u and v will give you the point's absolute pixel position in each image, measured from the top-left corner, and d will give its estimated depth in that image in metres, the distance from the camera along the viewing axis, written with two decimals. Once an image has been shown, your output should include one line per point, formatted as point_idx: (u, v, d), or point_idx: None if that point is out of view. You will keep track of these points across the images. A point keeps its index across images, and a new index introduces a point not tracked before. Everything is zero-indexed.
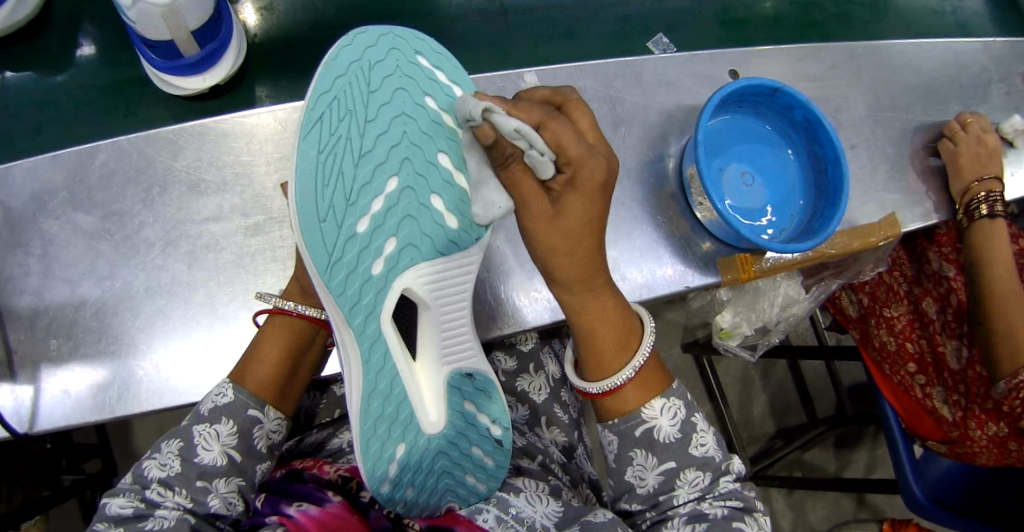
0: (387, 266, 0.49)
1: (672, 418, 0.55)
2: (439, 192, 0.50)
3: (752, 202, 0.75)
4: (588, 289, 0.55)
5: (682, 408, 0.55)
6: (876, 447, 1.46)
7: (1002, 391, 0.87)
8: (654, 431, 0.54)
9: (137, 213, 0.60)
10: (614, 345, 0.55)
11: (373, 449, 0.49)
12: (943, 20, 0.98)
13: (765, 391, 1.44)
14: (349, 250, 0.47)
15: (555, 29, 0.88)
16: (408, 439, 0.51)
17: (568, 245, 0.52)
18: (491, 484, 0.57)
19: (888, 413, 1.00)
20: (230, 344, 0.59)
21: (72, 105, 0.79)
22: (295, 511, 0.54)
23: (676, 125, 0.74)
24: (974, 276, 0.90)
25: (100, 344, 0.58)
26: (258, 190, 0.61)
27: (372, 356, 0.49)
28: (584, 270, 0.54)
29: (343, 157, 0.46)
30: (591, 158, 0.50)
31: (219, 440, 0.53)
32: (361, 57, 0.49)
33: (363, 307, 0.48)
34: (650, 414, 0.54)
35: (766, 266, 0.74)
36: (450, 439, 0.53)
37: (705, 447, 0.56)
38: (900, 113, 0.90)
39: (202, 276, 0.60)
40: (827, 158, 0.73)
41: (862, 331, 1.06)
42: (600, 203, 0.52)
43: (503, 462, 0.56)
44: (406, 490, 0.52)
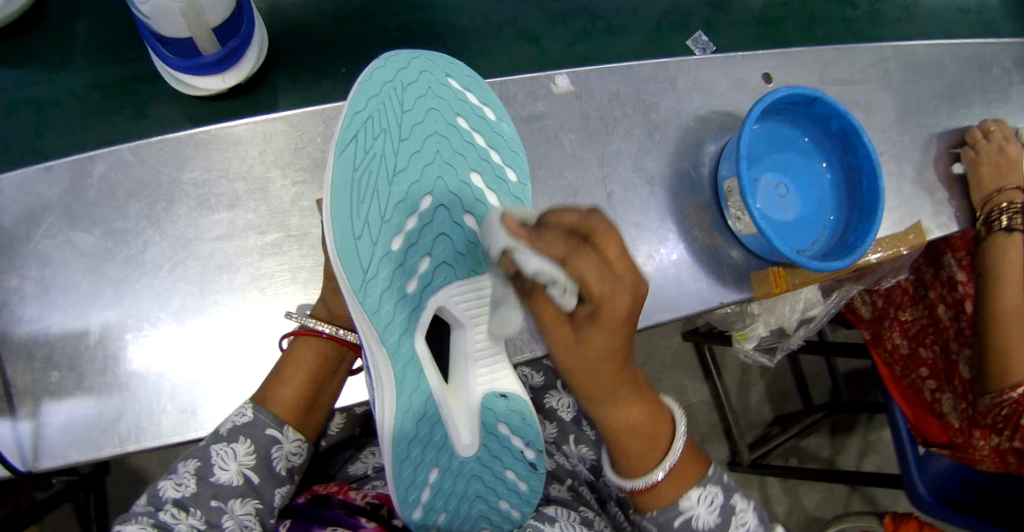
0: (422, 283, 0.44)
1: (710, 508, 0.47)
2: (472, 211, 0.46)
3: (786, 214, 0.72)
4: (613, 404, 0.44)
5: (720, 494, 0.48)
6: (870, 434, 1.40)
7: (988, 404, 0.87)
8: (693, 521, 0.46)
9: (141, 231, 0.55)
10: (641, 448, 0.45)
11: (406, 473, 0.44)
12: (970, 19, 0.95)
13: (762, 380, 1.37)
14: (384, 267, 0.42)
15: (590, 23, 0.84)
16: (441, 463, 0.47)
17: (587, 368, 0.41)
18: (525, 510, 0.51)
19: (896, 415, 0.95)
20: (248, 372, 0.55)
21: (76, 103, 0.72)
22: None
23: (710, 131, 0.70)
24: (983, 292, 0.88)
25: (107, 374, 0.54)
26: (274, 204, 0.56)
27: (405, 376, 0.44)
28: (607, 386, 0.42)
29: (378, 175, 0.42)
30: (618, 294, 0.38)
31: (236, 459, 0.49)
32: (393, 78, 0.45)
33: (397, 324, 0.43)
34: (687, 505, 0.46)
35: (799, 280, 0.70)
36: (482, 462, 0.48)
37: (746, 527, 0.48)
38: (929, 118, 0.87)
39: (215, 299, 0.55)
40: (863, 170, 0.71)
41: (873, 333, 1.04)
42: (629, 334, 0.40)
43: (537, 486, 0.50)
44: (439, 514, 0.48)
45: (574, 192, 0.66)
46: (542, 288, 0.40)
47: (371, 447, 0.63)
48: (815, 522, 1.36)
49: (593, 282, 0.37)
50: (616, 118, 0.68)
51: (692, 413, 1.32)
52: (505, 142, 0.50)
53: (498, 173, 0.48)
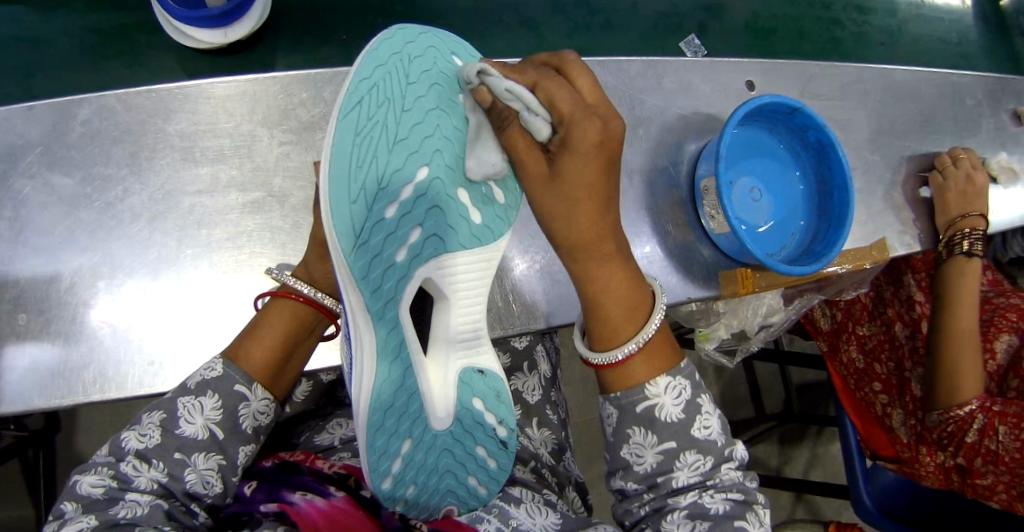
0: (411, 253, 0.44)
1: (676, 400, 0.49)
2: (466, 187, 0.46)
3: (758, 218, 0.74)
4: (597, 260, 0.50)
5: (688, 388, 0.49)
6: (817, 447, 1.44)
7: (935, 420, 0.90)
8: (657, 410, 0.49)
9: (122, 179, 0.55)
10: (619, 316, 0.50)
11: (379, 443, 0.44)
12: (948, 50, 1.00)
13: (717, 382, 1.39)
14: (377, 234, 0.41)
15: (593, 19, 0.88)
16: (414, 435, 0.47)
17: (567, 207, 0.48)
18: (491, 486, 0.54)
19: (848, 428, 0.97)
20: (217, 329, 0.55)
21: (70, 45, 0.75)
22: (299, 499, 0.50)
23: (692, 131, 0.72)
24: (942, 315, 0.92)
25: (76, 321, 0.54)
26: (259, 162, 0.57)
27: (388, 347, 0.44)
28: (585, 226, 0.49)
29: (378, 142, 0.41)
30: (588, 124, 0.46)
31: (202, 413, 0.49)
32: (401, 49, 0.44)
33: (383, 293, 0.42)
34: (654, 392, 0.48)
35: (765, 284, 0.73)
36: (456, 435, 0.49)
37: (709, 429, 0.49)
38: (900, 139, 0.91)
39: (191, 254, 0.55)
40: (835, 184, 0.73)
41: (830, 345, 1.06)
42: (602, 163, 0.47)
43: (505, 465, 0.52)
44: (408, 486, 0.48)
45: None
46: (514, 118, 0.46)
47: (339, 418, 0.63)
48: None
49: (572, 117, 0.45)
50: None
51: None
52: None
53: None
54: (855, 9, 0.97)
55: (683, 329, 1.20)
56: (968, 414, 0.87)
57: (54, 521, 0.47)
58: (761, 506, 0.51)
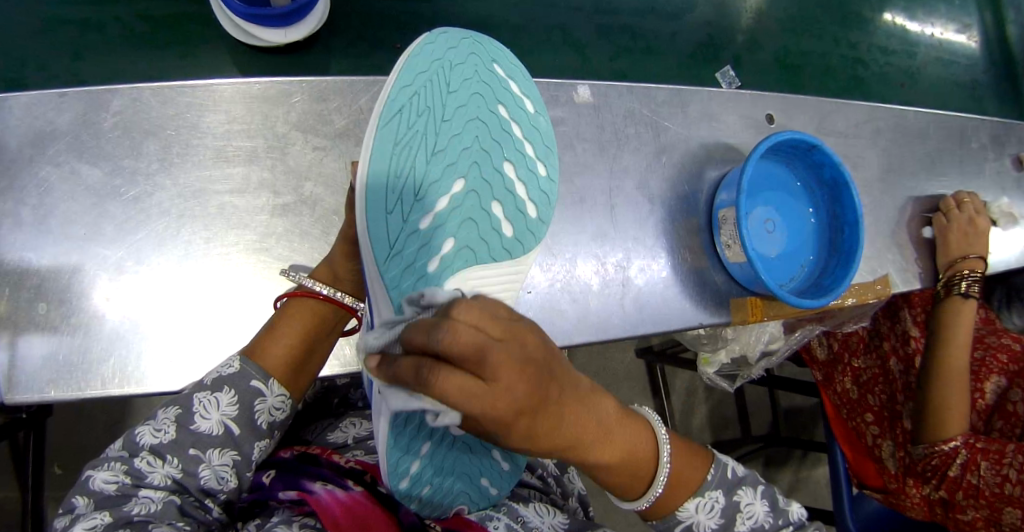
0: (443, 264, 0.47)
1: (710, 512, 0.47)
2: (499, 200, 0.49)
3: (770, 249, 0.75)
4: (598, 447, 0.41)
5: (720, 497, 0.47)
6: (800, 470, 1.44)
7: (920, 453, 0.91)
8: (693, 527, 0.47)
9: (152, 173, 0.56)
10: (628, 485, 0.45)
11: (400, 442, 0.46)
12: (964, 94, 1.03)
13: (706, 403, 1.38)
14: (411, 243, 0.46)
15: (631, 44, 0.89)
16: (434, 438, 0.47)
17: (560, 444, 0.38)
18: (503, 488, 0.54)
19: (837, 455, 0.94)
20: (237, 328, 0.55)
21: (120, 29, 0.75)
22: (320, 489, 0.50)
23: (712, 160, 0.73)
24: (936, 344, 0.93)
25: (97, 313, 0.54)
26: (291, 165, 0.57)
27: None
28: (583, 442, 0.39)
29: (417, 153, 0.46)
30: (512, 393, 0.32)
31: (219, 408, 0.48)
32: (443, 57, 0.49)
33: None
34: (685, 515, 0.47)
35: (776, 312, 0.72)
36: (474, 440, 0.49)
37: (751, 517, 0.48)
38: (907, 180, 0.93)
39: (217, 251, 0.56)
40: (847, 220, 0.75)
41: (825, 375, 1.06)
42: (554, 400, 0.35)
43: (518, 463, 0.53)
44: (424, 486, 0.49)
45: (579, 199, 0.68)
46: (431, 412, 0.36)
47: (353, 417, 0.62)
48: None
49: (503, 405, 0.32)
50: (628, 135, 0.70)
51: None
52: (540, 136, 0.52)
53: (530, 167, 0.51)
54: (877, 50, 1.00)
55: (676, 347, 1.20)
56: (951, 449, 0.88)
57: (64, 515, 0.46)
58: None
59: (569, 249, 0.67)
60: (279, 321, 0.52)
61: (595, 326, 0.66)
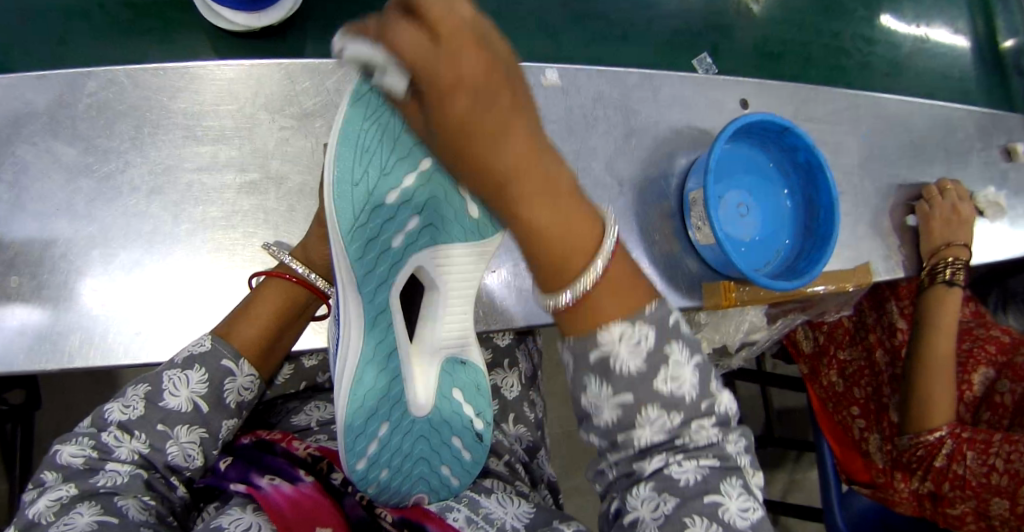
0: (406, 242, 0.43)
1: (635, 349, 0.34)
2: None
3: (744, 233, 0.75)
4: (543, 200, 0.34)
5: (652, 336, 0.35)
6: (796, 471, 1.43)
7: (906, 443, 0.91)
8: (608, 360, 0.34)
9: (124, 152, 0.57)
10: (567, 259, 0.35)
11: (357, 423, 0.44)
12: (950, 84, 1.03)
13: None
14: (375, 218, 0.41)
15: (610, 33, 0.90)
16: (392, 419, 0.47)
17: (496, 156, 0.33)
18: (465, 476, 0.54)
19: (825, 452, 0.93)
20: (207, 306, 0.56)
21: (104, 15, 0.76)
22: (266, 484, 0.50)
23: (684, 144, 0.73)
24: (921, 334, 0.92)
25: (69, 287, 0.55)
26: (259, 145, 0.58)
27: (376, 325, 0.44)
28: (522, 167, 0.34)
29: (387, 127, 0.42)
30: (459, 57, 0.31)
31: (188, 385, 0.49)
32: None
33: (377, 275, 0.43)
34: (605, 340, 0.34)
35: (748, 296, 0.72)
36: (432, 425, 0.49)
37: (678, 384, 0.35)
38: (889, 167, 0.93)
39: (186, 228, 0.57)
40: (822, 204, 0.75)
41: (811, 368, 1.04)
42: (504, 95, 0.33)
43: (479, 453, 0.53)
44: (381, 471, 0.48)
45: None
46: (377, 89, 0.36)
47: (318, 401, 0.63)
48: None
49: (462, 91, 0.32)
50: (597, 118, 0.71)
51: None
52: None
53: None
54: (861, 40, 1.00)
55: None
56: (937, 439, 0.88)
57: (32, 489, 0.46)
58: (747, 474, 0.37)
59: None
60: (253, 302, 0.54)
61: None
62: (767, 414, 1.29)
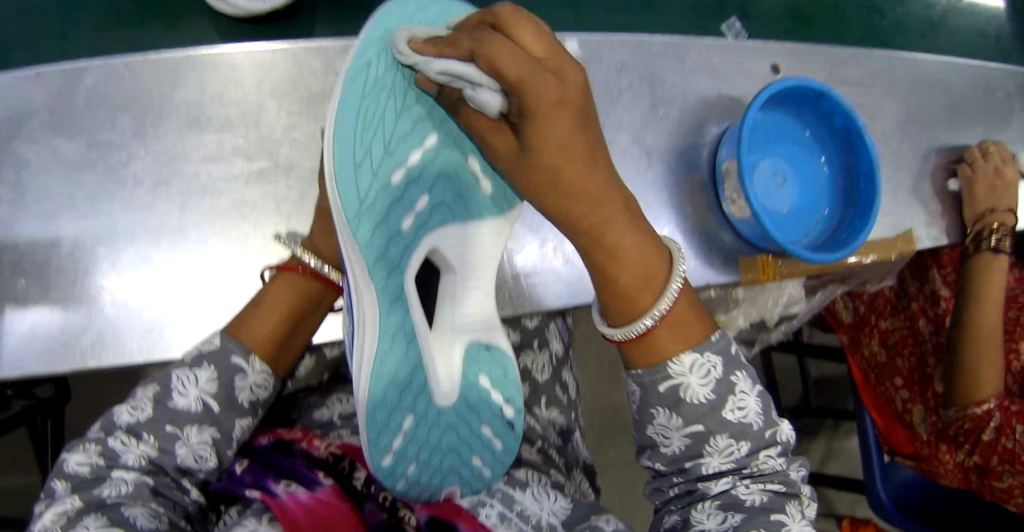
0: (416, 223, 0.41)
1: (704, 379, 0.41)
2: (473, 156, 0.44)
3: (781, 203, 0.71)
4: (610, 227, 0.41)
5: (720, 366, 0.42)
6: (834, 438, 1.36)
7: (951, 417, 0.86)
8: (681, 389, 0.41)
9: (127, 145, 0.54)
10: (633, 285, 0.41)
11: (380, 418, 0.41)
12: (988, 43, 0.97)
13: None
14: (382, 201, 0.38)
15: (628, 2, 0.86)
16: (416, 411, 0.44)
17: (571, 186, 0.40)
18: (497, 468, 0.51)
19: (865, 422, 0.91)
20: (221, 300, 0.54)
21: (103, 7, 0.74)
22: (281, 491, 0.47)
23: (714, 112, 0.68)
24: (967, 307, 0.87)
25: (74, 285, 0.53)
26: (265, 131, 0.55)
27: (392, 312, 0.41)
28: (591, 190, 0.40)
29: (387, 106, 0.39)
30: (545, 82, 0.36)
31: (196, 385, 0.46)
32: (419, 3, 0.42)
33: (389, 259, 0.40)
34: (676, 371, 0.41)
35: (785, 269, 0.68)
36: (460, 415, 0.46)
37: (743, 411, 0.42)
38: (929, 131, 0.87)
39: (194, 219, 0.54)
40: (862, 172, 0.71)
41: (852, 337, 1.01)
42: (579, 127, 0.38)
43: (513, 444, 0.50)
44: (409, 463, 0.46)
45: None
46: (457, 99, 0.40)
47: (340, 393, 0.61)
48: None
49: (548, 141, 0.38)
50: (621, 89, 0.66)
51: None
52: None
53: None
54: None
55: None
56: (985, 412, 0.83)
57: (43, 499, 0.45)
58: (807, 500, 0.45)
59: None
60: (264, 299, 0.51)
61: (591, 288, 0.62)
62: (802, 384, 1.24)
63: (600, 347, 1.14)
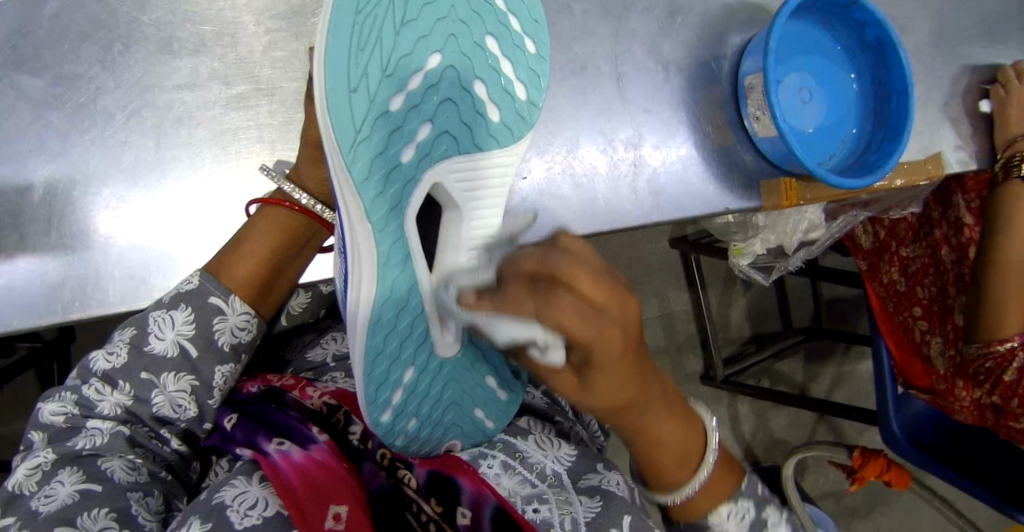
0: (419, 154, 0.36)
1: (741, 524, 0.39)
2: (484, 79, 0.38)
3: (805, 122, 0.66)
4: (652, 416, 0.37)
5: (753, 509, 0.40)
6: (843, 365, 1.32)
7: (973, 352, 0.79)
8: None
9: (94, 77, 0.49)
10: (671, 466, 0.38)
11: (378, 371, 0.37)
12: None
13: (746, 296, 1.24)
14: (380, 130, 0.33)
15: None
16: (417, 362, 0.39)
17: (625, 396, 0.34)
18: (501, 420, 0.48)
19: (882, 350, 0.85)
20: (206, 241, 0.50)
21: None
22: (274, 451, 0.43)
23: (738, 21, 0.61)
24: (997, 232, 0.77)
25: (50, 234, 0.49)
26: (243, 53, 0.50)
27: (392, 257, 0.36)
28: (636, 393, 0.34)
29: (384, 21, 0.33)
30: (604, 330, 0.29)
31: (173, 327, 0.43)
32: None
33: (388, 198, 0.35)
34: (716, 522, 0.39)
35: (811, 196, 0.62)
36: (463, 364, 0.42)
37: None
38: (991, 29, 0.77)
39: (170, 154, 0.50)
40: (893, 88, 0.65)
41: (870, 264, 0.95)
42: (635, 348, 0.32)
43: (517, 391, 0.47)
44: (409, 419, 0.41)
45: (582, 68, 0.57)
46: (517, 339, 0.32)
47: (335, 332, 0.57)
48: (779, 445, 1.25)
49: (603, 372, 0.32)
50: None
51: (671, 320, 1.17)
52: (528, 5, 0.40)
53: (515, 43, 0.39)
54: None
55: (714, 238, 1.03)
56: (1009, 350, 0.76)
57: (24, 449, 0.44)
58: None
59: (571, 127, 0.56)
60: (245, 238, 0.46)
61: (601, 217, 0.57)
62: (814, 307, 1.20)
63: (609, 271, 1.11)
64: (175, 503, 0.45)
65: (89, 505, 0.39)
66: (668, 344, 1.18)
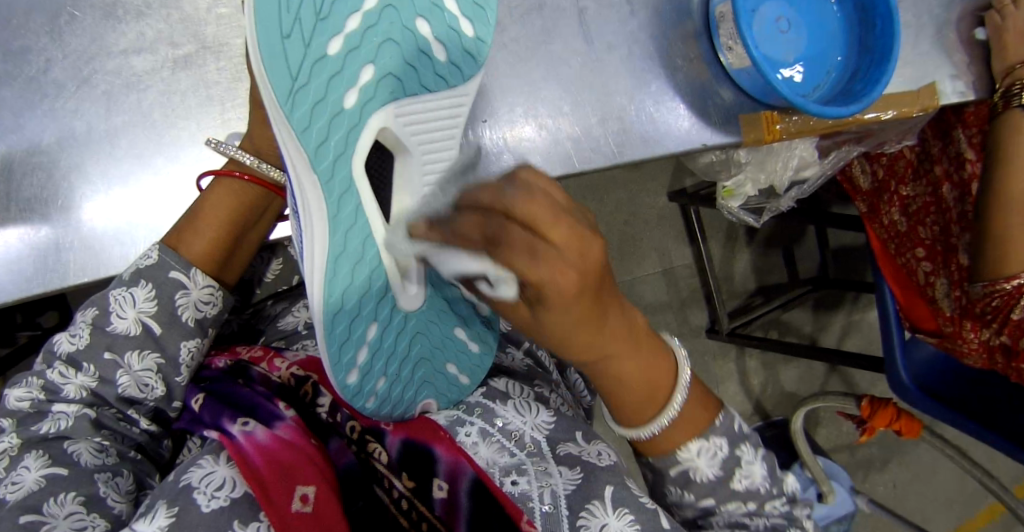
0: (362, 99, 0.35)
1: (713, 461, 0.39)
2: (425, 16, 0.37)
3: (785, 53, 0.63)
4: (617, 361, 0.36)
5: (727, 447, 0.39)
6: (854, 313, 1.30)
7: (979, 292, 0.75)
8: (691, 473, 0.39)
9: (42, 49, 0.48)
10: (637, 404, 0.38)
11: (339, 328, 0.35)
12: None
13: (750, 249, 1.21)
14: (319, 76, 0.32)
15: None
16: (380, 317, 0.38)
17: (581, 341, 0.34)
18: (476, 375, 0.47)
19: (887, 294, 0.82)
20: (168, 211, 0.49)
21: None
22: (238, 431, 0.42)
23: None
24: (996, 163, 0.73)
25: (11, 210, 0.48)
26: (188, 11, 0.49)
27: (341, 207, 0.34)
28: (596, 338, 0.34)
29: None
30: (557, 269, 0.29)
31: (133, 305, 0.43)
32: None
33: (333, 146, 0.34)
34: (684, 458, 0.39)
35: (792, 127, 0.60)
36: (428, 316, 0.41)
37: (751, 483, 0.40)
38: None
39: (121, 120, 0.49)
40: (877, 13, 0.62)
41: (869, 206, 0.92)
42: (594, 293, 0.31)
43: (491, 345, 0.46)
44: (378, 381, 0.40)
45: (539, 4, 0.54)
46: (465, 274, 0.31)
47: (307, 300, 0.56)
48: (791, 399, 1.24)
49: (553, 318, 0.32)
50: None
51: (673, 277, 1.15)
52: None
53: None
54: None
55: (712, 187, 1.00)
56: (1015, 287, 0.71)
57: None
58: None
59: (538, 69, 0.55)
60: (202, 209, 0.46)
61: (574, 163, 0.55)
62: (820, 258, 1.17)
63: (606, 228, 1.10)
64: (148, 481, 0.44)
65: (55, 490, 0.38)
66: (671, 300, 1.16)
